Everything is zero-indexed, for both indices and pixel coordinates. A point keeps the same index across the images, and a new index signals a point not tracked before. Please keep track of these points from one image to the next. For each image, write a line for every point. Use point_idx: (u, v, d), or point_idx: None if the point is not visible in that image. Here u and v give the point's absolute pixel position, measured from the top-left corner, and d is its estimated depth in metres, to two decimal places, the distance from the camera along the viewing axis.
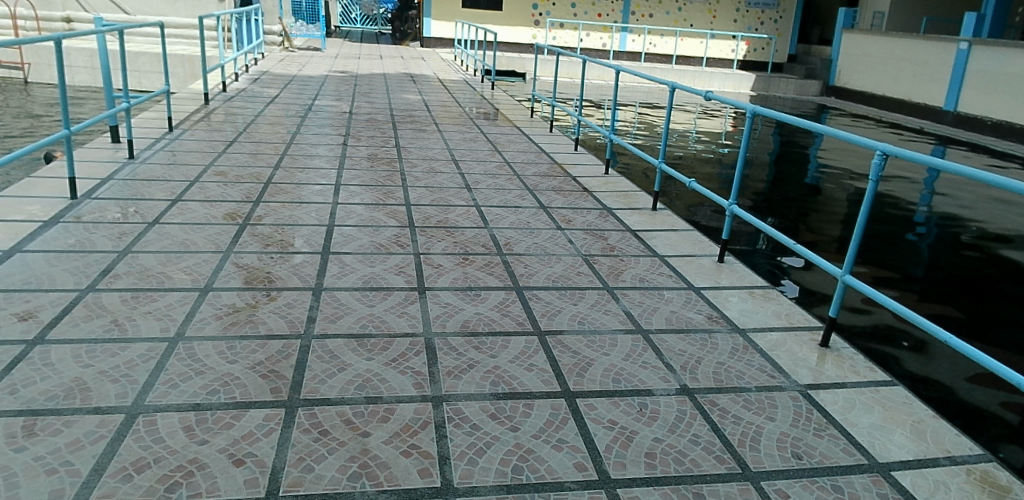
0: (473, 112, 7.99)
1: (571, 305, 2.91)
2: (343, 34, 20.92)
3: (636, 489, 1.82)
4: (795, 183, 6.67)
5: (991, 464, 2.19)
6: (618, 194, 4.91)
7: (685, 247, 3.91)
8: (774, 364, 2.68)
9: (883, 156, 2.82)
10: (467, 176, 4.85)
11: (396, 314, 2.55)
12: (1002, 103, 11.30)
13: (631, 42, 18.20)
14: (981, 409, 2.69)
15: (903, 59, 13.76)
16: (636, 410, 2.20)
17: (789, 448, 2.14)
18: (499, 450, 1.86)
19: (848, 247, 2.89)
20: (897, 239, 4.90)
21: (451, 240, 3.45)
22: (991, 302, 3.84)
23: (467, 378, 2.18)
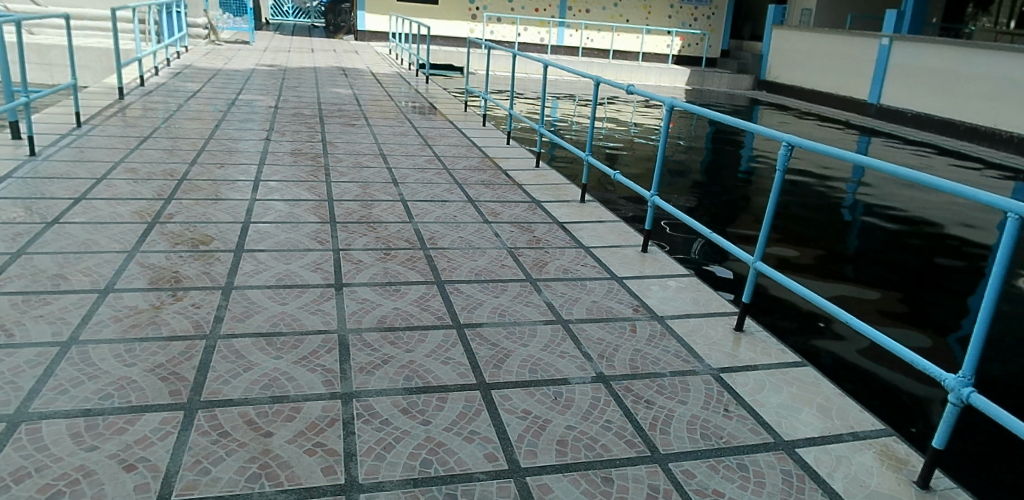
0: (406, 107, 7.91)
1: (492, 298, 2.92)
2: (274, 28, 20.40)
3: (545, 476, 1.84)
4: (725, 177, 6.85)
5: (890, 437, 2.31)
6: (548, 187, 4.94)
7: (610, 238, 3.98)
8: (689, 350, 2.75)
9: (789, 146, 2.93)
10: (395, 171, 4.80)
11: (309, 312, 2.50)
12: (920, 96, 11.89)
13: (569, 37, 18.34)
14: (895, 392, 2.81)
15: (830, 54, 14.29)
16: (550, 399, 2.23)
17: (698, 429, 2.20)
18: (408, 444, 1.85)
19: (760, 234, 3.00)
20: (824, 229, 5.09)
21: (373, 236, 3.41)
22: (908, 288, 4.03)
23: (380, 374, 2.16)
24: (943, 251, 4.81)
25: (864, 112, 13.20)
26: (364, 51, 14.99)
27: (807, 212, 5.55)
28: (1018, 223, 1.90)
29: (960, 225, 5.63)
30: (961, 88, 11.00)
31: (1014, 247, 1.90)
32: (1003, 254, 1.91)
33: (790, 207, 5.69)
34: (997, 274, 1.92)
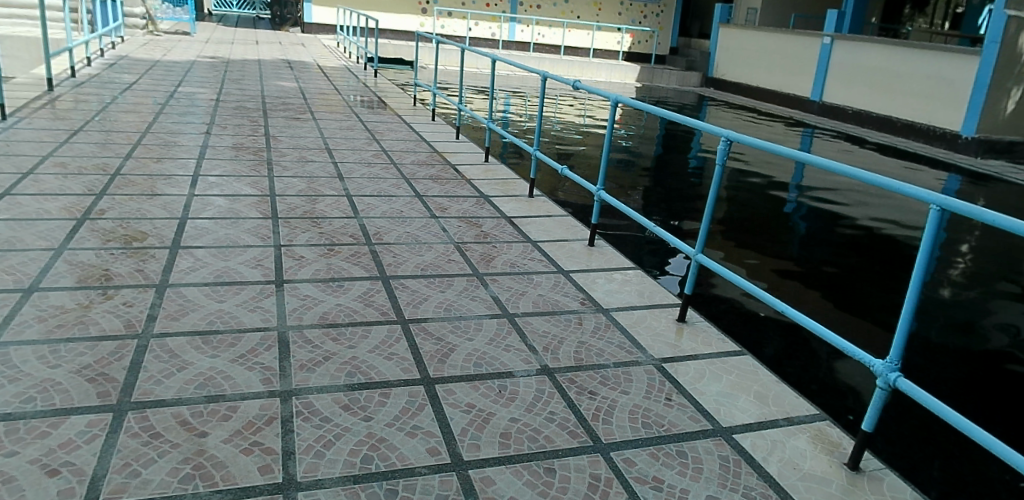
0: (353, 101, 7.80)
1: (438, 293, 2.90)
2: (218, 19, 19.85)
3: (487, 469, 1.85)
4: (673, 172, 6.97)
5: (824, 422, 2.40)
6: (497, 182, 4.95)
7: (558, 232, 4.01)
8: (632, 341, 2.80)
9: (728, 142, 3.00)
10: (340, 165, 4.74)
11: (248, 309, 2.45)
12: (860, 94, 12.30)
13: (520, 32, 18.38)
14: (833, 378, 2.92)
15: (774, 52, 14.67)
16: (495, 392, 2.23)
17: (639, 419, 2.24)
18: (349, 441, 1.83)
19: (701, 226, 3.07)
20: (768, 224, 5.24)
21: (316, 231, 3.36)
22: (848, 279, 4.18)
23: (321, 371, 2.14)
24: (880, 244, 4.99)
25: (807, 109, 13.59)
26: (311, 44, 14.72)
27: (752, 207, 5.70)
28: (941, 215, 1.99)
29: (897, 218, 5.86)
30: (898, 86, 11.42)
31: (937, 238, 1.99)
32: (927, 245, 2.00)
33: (737, 202, 5.83)
34: (922, 263, 2.01)
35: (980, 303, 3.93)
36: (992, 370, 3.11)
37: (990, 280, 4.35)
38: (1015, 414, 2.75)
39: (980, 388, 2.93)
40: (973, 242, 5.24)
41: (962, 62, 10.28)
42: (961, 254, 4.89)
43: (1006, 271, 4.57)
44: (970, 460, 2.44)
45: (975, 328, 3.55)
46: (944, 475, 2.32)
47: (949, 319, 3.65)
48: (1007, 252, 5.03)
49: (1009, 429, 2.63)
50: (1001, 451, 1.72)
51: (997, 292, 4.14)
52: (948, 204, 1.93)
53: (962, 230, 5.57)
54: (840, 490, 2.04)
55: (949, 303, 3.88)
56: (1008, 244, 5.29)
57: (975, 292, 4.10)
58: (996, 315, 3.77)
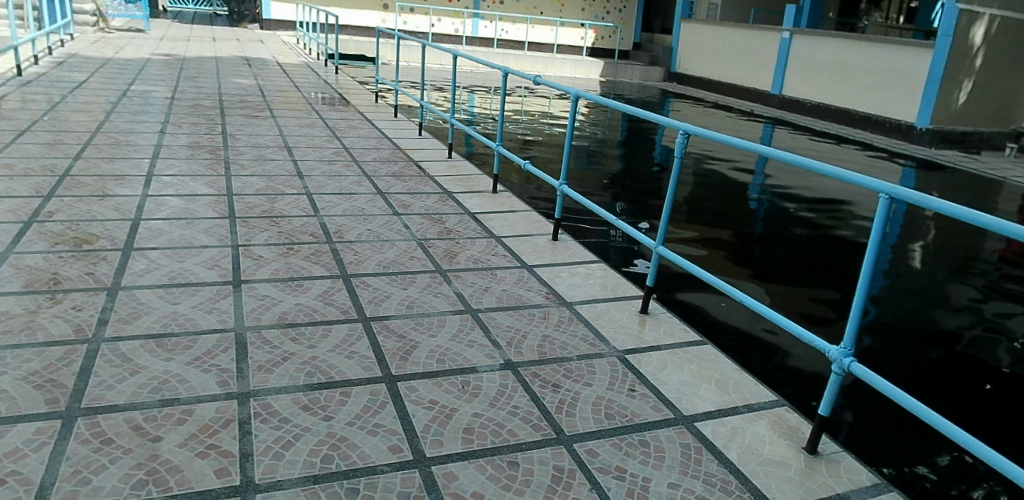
0: (314, 98, 7.70)
1: (401, 290, 2.88)
2: (172, 15, 19.40)
3: (450, 465, 1.85)
4: (637, 167, 7.04)
5: (782, 407, 2.45)
6: (460, 178, 4.94)
7: (522, 228, 4.02)
8: (595, 334, 2.82)
9: (686, 135, 3.05)
10: (300, 163, 4.68)
11: (205, 310, 2.40)
12: (819, 87, 12.57)
13: (483, 28, 18.36)
14: (795, 365, 2.98)
15: (735, 47, 14.87)
16: (458, 388, 2.23)
17: (602, 410, 2.26)
18: (309, 441, 1.81)
19: (661, 219, 3.12)
20: (731, 216, 5.32)
21: (275, 231, 3.31)
22: (808, 269, 4.26)
23: (280, 371, 2.11)
24: (839, 234, 5.11)
25: (767, 102, 13.82)
26: (270, 41, 14.48)
27: (715, 200, 5.79)
28: (889, 203, 2.05)
29: (856, 209, 6.00)
30: (855, 79, 11.69)
31: (887, 226, 2.05)
32: (877, 232, 2.06)
33: (701, 196, 5.92)
34: (872, 249, 2.08)
35: (935, 290, 4.06)
36: (947, 353, 3.21)
37: (945, 268, 4.49)
38: (969, 394, 2.85)
39: (935, 371, 3.03)
40: (928, 232, 5.40)
41: (917, 54, 10.54)
42: (917, 243, 5.03)
43: (961, 259, 4.72)
44: (927, 440, 2.52)
45: (931, 315, 3.65)
46: (902, 456, 2.39)
47: (906, 306, 3.76)
48: (961, 241, 5.20)
49: (963, 408, 2.73)
50: (953, 432, 1.78)
51: (951, 279, 4.27)
52: (896, 192, 1.99)
53: (918, 221, 5.73)
54: (798, 474, 2.09)
55: (905, 291, 4.00)
56: (961, 233, 5.46)
57: (930, 280, 4.23)
58: (950, 301, 3.89)
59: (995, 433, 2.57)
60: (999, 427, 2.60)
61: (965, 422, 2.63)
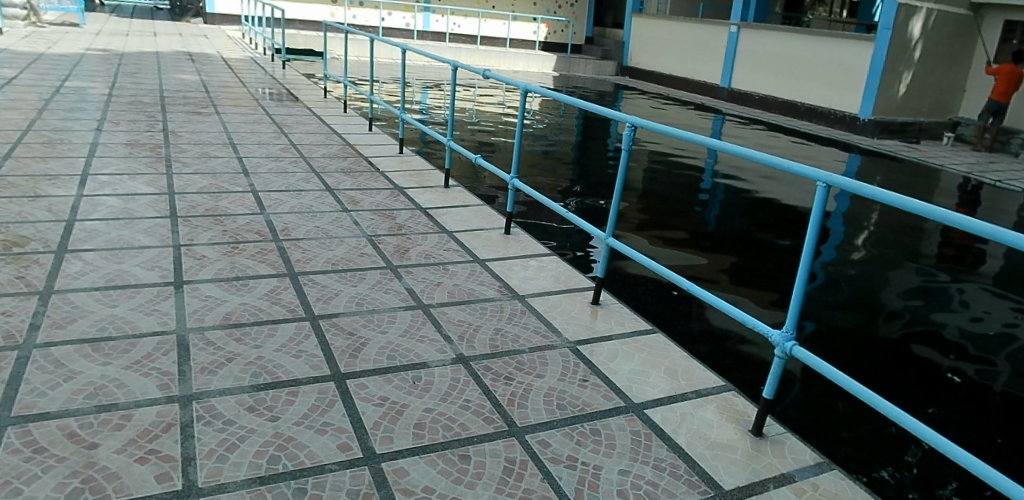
0: (260, 93, 7.53)
1: (350, 287, 2.84)
2: (110, 9, 18.69)
3: (401, 460, 1.84)
4: (590, 161, 7.10)
5: (730, 392, 2.51)
6: (411, 173, 4.90)
7: (474, 222, 4.01)
8: (548, 325, 2.84)
9: (632, 127, 3.08)
10: (245, 160, 4.57)
11: (144, 313, 2.33)
12: (765, 79, 12.87)
13: (435, 22, 18.25)
14: (745, 351, 3.05)
15: (685, 41, 15.09)
16: (409, 384, 2.21)
17: (554, 401, 2.28)
18: (254, 443, 1.78)
19: (611, 210, 3.15)
20: (683, 208, 5.41)
21: (219, 230, 3.23)
22: (756, 258, 4.37)
23: (224, 372, 2.06)
24: (787, 223, 5.24)
25: (717, 95, 14.08)
26: (214, 36, 14.08)
27: (667, 193, 5.88)
28: (826, 191, 2.13)
29: (803, 200, 6.15)
30: (801, 72, 12.02)
31: (823, 213, 2.12)
32: (816, 219, 2.13)
33: (655, 189, 6.00)
34: (812, 237, 2.14)
35: (877, 276, 4.21)
36: (889, 336, 3.34)
37: (886, 255, 4.66)
38: (910, 375, 2.97)
39: (878, 354, 3.15)
40: (871, 221, 5.58)
41: (859, 47, 10.89)
42: (861, 232, 5.21)
43: (903, 247, 4.89)
44: (871, 419, 2.62)
45: (874, 301, 3.78)
46: (846, 435, 2.48)
47: (850, 292, 3.89)
48: (902, 229, 5.39)
49: (904, 388, 2.85)
50: (891, 412, 1.86)
51: (893, 266, 4.44)
52: (834, 181, 2.07)
53: (863, 210, 5.93)
54: (744, 456, 2.14)
55: (850, 278, 4.14)
56: (903, 221, 5.67)
57: (873, 266, 4.38)
58: (891, 286, 4.04)
59: (933, 410, 2.69)
60: (936, 405, 2.73)
61: (905, 401, 2.74)
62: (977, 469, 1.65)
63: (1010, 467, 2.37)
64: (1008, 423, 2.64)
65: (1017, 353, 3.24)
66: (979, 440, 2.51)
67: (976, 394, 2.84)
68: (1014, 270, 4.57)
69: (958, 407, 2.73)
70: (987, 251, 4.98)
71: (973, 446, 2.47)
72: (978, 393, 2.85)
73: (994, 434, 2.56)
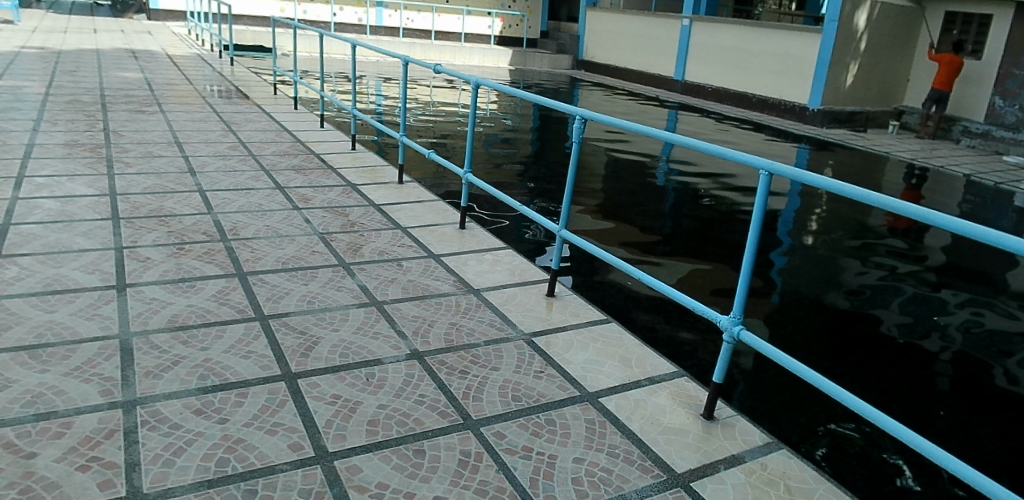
0: (207, 91, 7.35)
1: (301, 286, 2.81)
2: (47, 5, 17.99)
3: (354, 458, 1.83)
4: (546, 155, 7.13)
5: (681, 377, 2.57)
6: (364, 169, 4.85)
7: (428, 217, 3.99)
8: (503, 318, 2.86)
9: (582, 120, 3.11)
10: (192, 159, 4.46)
11: (84, 317, 2.28)
12: (718, 72, 13.10)
13: (388, 17, 18.08)
14: (700, 338, 3.11)
15: (639, 34, 15.24)
16: (362, 381, 2.20)
17: (509, 393, 2.30)
18: (202, 446, 1.76)
19: (563, 203, 3.19)
20: (639, 201, 5.49)
21: (164, 231, 3.15)
22: (709, 248, 4.47)
23: (170, 376, 2.02)
24: (740, 213, 5.36)
25: (671, 88, 14.27)
26: (158, 32, 13.68)
27: (624, 187, 5.95)
28: (769, 178, 2.19)
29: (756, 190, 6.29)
30: (753, 64, 12.28)
31: (767, 200, 2.18)
32: (759, 206, 2.19)
33: (611, 182, 6.07)
34: (757, 223, 2.20)
35: (827, 262, 4.34)
36: (837, 320, 3.45)
37: (835, 242, 4.80)
38: (858, 356, 3.07)
39: (827, 337, 3.25)
40: (820, 209, 5.75)
41: (808, 40, 11.18)
42: (811, 220, 5.36)
43: (851, 233, 5.06)
44: (821, 399, 2.71)
45: (824, 286, 3.90)
46: (798, 416, 2.56)
47: (800, 278, 4.00)
48: (851, 217, 5.57)
49: (851, 368, 2.96)
50: (837, 393, 1.93)
51: (841, 251, 4.59)
52: (775, 168, 2.14)
53: (814, 200, 6.09)
54: (696, 439, 2.19)
55: (801, 265, 4.26)
56: (852, 209, 5.84)
57: (822, 253, 4.51)
58: (840, 272, 4.17)
59: (879, 388, 2.80)
60: (882, 383, 2.84)
61: (852, 381, 2.84)
62: (917, 443, 1.72)
63: (952, 437, 2.49)
64: (949, 397, 2.77)
65: (958, 331, 3.40)
66: (923, 414, 2.62)
67: (920, 371, 2.97)
68: (955, 253, 4.77)
69: (904, 385, 2.85)
70: (931, 236, 5.19)
71: (916, 421, 2.58)
72: (921, 370, 2.98)
73: (937, 407, 2.68)
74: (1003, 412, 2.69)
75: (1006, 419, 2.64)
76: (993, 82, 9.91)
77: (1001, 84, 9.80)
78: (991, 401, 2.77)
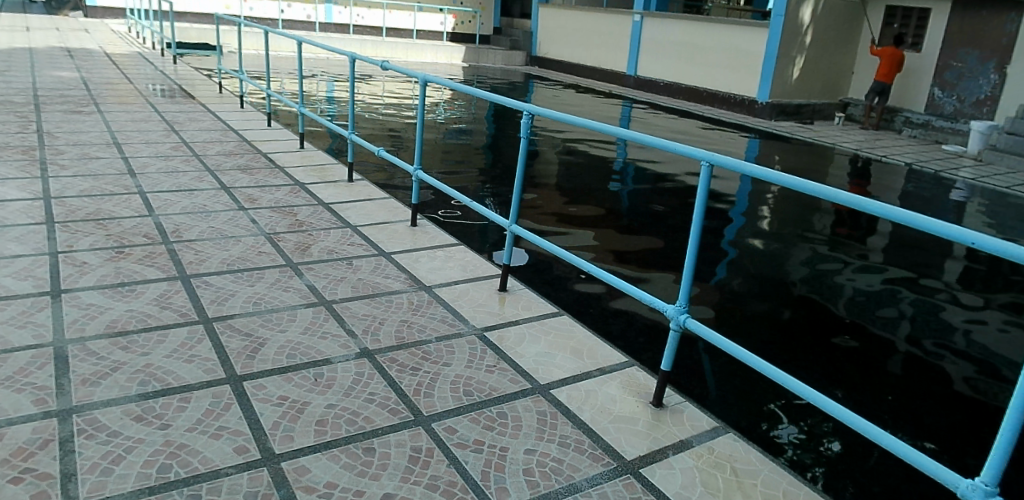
0: (148, 90, 7.13)
1: (247, 287, 2.76)
2: None
3: (301, 459, 1.81)
4: (500, 152, 7.12)
5: (632, 367, 2.61)
6: (313, 168, 4.78)
7: (379, 215, 3.96)
8: (455, 314, 2.86)
9: (530, 116, 3.13)
10: (132, 160, 4.33)
11: (15, 326, 2.21)
12: (669, 67, 13.31)
13: (337, 14, 17.82)
14: (654, 330, 3.16)
15: (592, 30, 15.35)
16: (311, 381, 2.18)
17: (460, 388, 2.30)
18: (142, 453, 1.73)
19: (513, 198, 3.20)
20: (593, 196, 5.53)
21: (102, 234, 3.06)
22: (661, 240, 4.54)
23: (108, 383, 1.98)
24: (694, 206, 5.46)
25: (625, 83, 14.43)
26: (96, 30, 13.23)
27: (579, 182, 5.99)
28: (710, 170, 2.24)
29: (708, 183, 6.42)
30: (703, 59, 12.51)
31: (709, 192, 2.23)
32: (702, 198, 2.23)
33: (567, 178, 6.12)
34: (701, 215, 2.25)
35: (778, 253, 4.44)
36: (789, 309, 3.54)
37: (786, 233, 4.92)
38: (807, 344, 3.16)
39: (778, 326, 3.34)
40: (772, 202, 5.90)
41: (755, 34, 11.45)
42: (762, 213, 5.48)
43: (800, 225, 5.18)
44: (771, 385, 2.78)
45: (774, 276, 4.00)
46: (751, 403, 2.61)
47: (751, 270, 4.09)
48: (801, 209, 5.71)
49: (801, 355, 3.04)
50: (785, 381, 1.98)
51: (791, 242, 4.70)
52: (716, 160, 2.19)
53: (764, 192, 6.23)
54: (646, 427, 2.24)
55: (752, 256, 4.35)
56: (801, 201, 5.99)
57: (773, 245, 4.62)
58: (791, 263, 4.28)
59: (829, 374, 2.89)
60: (832, 370, 2.93)
61: (802, 369, 2.93)
62: (862, 428, 1.78)
63: (899, 420, 2.59)
64: (896, 382, 2.87)
65: (902, 318, 3.53)
66: (870, 398, 2.72)
67: (866, 356, 3.07)
68: (899, 243, 4.95)
69: (852, 371, 2.94)
70: (877, 227, 5.35)
71: (864, 405, 2.67)
72: (868, 356, 3.09)
73: (884, 392, 2.78)
74: (947, 395, 2.80)
75: (949, 401, 2.76)
76: (932, 73, 10.32)
77: (939, 76, 10.22)
78: (935, 385, 2.88)
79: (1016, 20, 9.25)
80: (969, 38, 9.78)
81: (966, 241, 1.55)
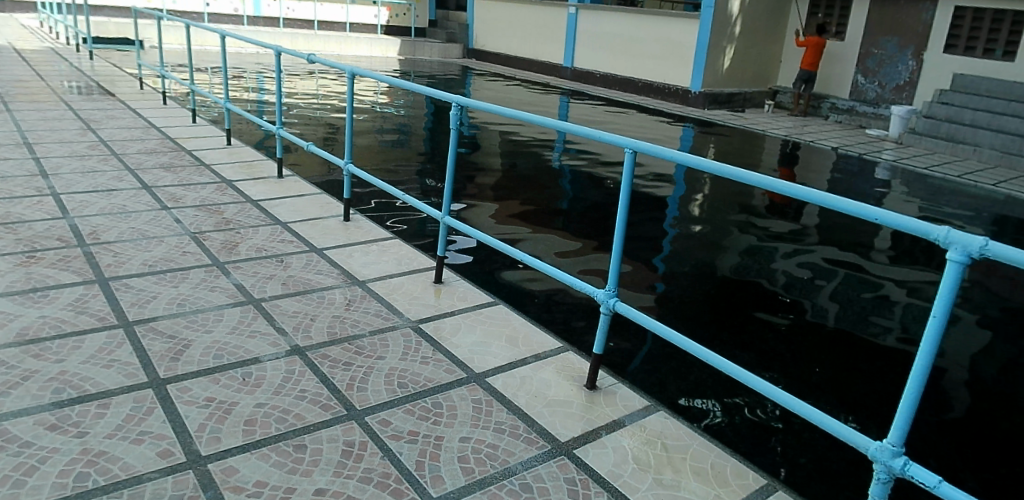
0: (63, 87, 6.79)
1: (170, 288, 2.68)
2: None
3: (229, 459, 1.78)
4: (437, 145, 7.08)
5: (568, 352, 2.67)
6: (241, 165, 4.66)
7: (310, 211, 3.89)
8: (388, 307, 2.84)
9: (459, 107, 3.13)
10: (43, 160, 4.12)
11: None
12: (604, 57, 13.50)
13: (266, 7, 17.33)
14: (592, 315, 3.22)
15: (527, 22, 15.42)
16: (238, 381, 2.13)
17: (395, 380, 2.30)
18: (58, 463, 1.67)
19: (446, 189, 3.19)
20: (530, 187, 5.57)
21: (10, 239, 2.91)
22: (597, 228, 4.61)
23: (18, 393, 1.91)
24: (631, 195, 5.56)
25: (561, 75, 14.55)
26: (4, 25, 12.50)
27: (516, 173, 6.01)
28: (634, 156, 2.31)
29: (645, 172, 6.55)
30: (637, 50, 12.73)
31: (634, 178, 2.29)
32: (627, 185, 2.29)
33: (506, 169, 6.14)
34: (627, 201, 2.30)
35: (712, 238, 4.58)
36: (721, 291, 3.66)
37: (719, 220, 5.07)
38: (740, 325, 3.28)
39: (712, 309, 3.45)
40: (706, 190, 6.06)
41: (686, 24, 11.73)
42: (697, 201, 5.63)
43: (733, 212, 5.34)
44: (705, 364, 2.88)
45: (706, 261, 4.12)
46: (688, 383, 2.69)
47: (684, 255, 4.20)
48: (734, 197, 5.89)
49: (734, 336, 3.16)
50: (713, 360, 2.05)
51: (724, 228, 4.85)
52: (640, 147, 2.25)
53: (699, 181, 6.39)
54: (580, 409, 2.29)
55: (687, 242, 4.47)
56: (733, 189, 6.18)
57: (706, 230, 4.76)
58: (724, 247, 4.42)
59: (759, 352, 3.02)
60: (763, 348, 3.06)
61: (735, 348, 3.04)
62: (785, 401, 1.86)
63: (822, 391, 2.72)
64: (822, 356, 3.02)
65: (827, 296, 3.69)
66: (799, 372, 2.86)
67: (795, 334, 3.21)
68: (827, 226, 5.17)
69: (782, 348, 3.07)
70: (806, 212, 5.57)
71: (795, 379, 2.80)
72: (797, 333, 3.23)
73: (811, 365, 2.93)
74: (869, 367, 2.96)
75: (870, 372, 2.92)
76: (855, 61, 10.79)
77: (862, 63, 10.68)
78: (857, 358, 3.04)
79: (931, 9, 9.77)
80: (889, 26, 10.27)
81: (870, 216, 1.65)
